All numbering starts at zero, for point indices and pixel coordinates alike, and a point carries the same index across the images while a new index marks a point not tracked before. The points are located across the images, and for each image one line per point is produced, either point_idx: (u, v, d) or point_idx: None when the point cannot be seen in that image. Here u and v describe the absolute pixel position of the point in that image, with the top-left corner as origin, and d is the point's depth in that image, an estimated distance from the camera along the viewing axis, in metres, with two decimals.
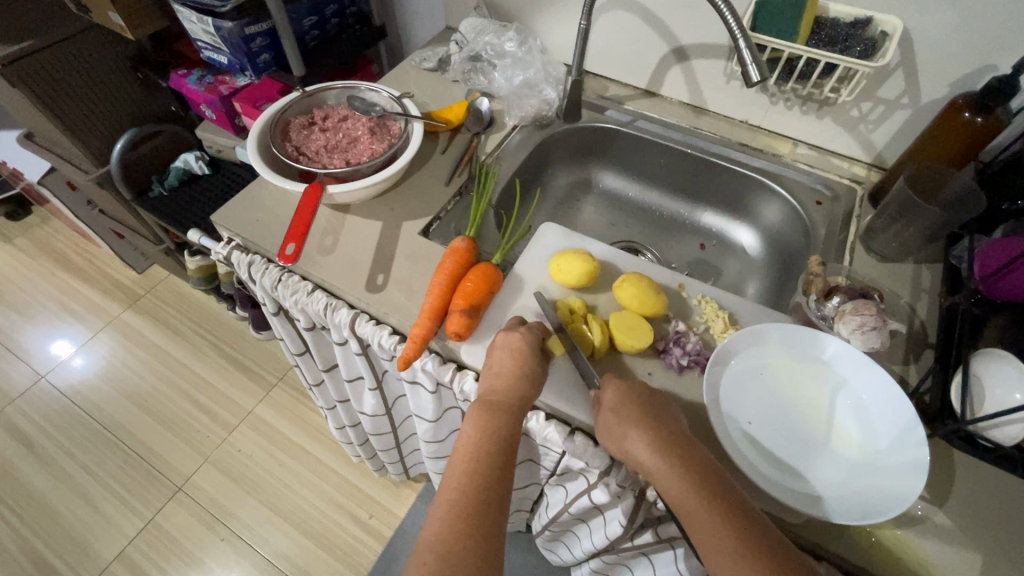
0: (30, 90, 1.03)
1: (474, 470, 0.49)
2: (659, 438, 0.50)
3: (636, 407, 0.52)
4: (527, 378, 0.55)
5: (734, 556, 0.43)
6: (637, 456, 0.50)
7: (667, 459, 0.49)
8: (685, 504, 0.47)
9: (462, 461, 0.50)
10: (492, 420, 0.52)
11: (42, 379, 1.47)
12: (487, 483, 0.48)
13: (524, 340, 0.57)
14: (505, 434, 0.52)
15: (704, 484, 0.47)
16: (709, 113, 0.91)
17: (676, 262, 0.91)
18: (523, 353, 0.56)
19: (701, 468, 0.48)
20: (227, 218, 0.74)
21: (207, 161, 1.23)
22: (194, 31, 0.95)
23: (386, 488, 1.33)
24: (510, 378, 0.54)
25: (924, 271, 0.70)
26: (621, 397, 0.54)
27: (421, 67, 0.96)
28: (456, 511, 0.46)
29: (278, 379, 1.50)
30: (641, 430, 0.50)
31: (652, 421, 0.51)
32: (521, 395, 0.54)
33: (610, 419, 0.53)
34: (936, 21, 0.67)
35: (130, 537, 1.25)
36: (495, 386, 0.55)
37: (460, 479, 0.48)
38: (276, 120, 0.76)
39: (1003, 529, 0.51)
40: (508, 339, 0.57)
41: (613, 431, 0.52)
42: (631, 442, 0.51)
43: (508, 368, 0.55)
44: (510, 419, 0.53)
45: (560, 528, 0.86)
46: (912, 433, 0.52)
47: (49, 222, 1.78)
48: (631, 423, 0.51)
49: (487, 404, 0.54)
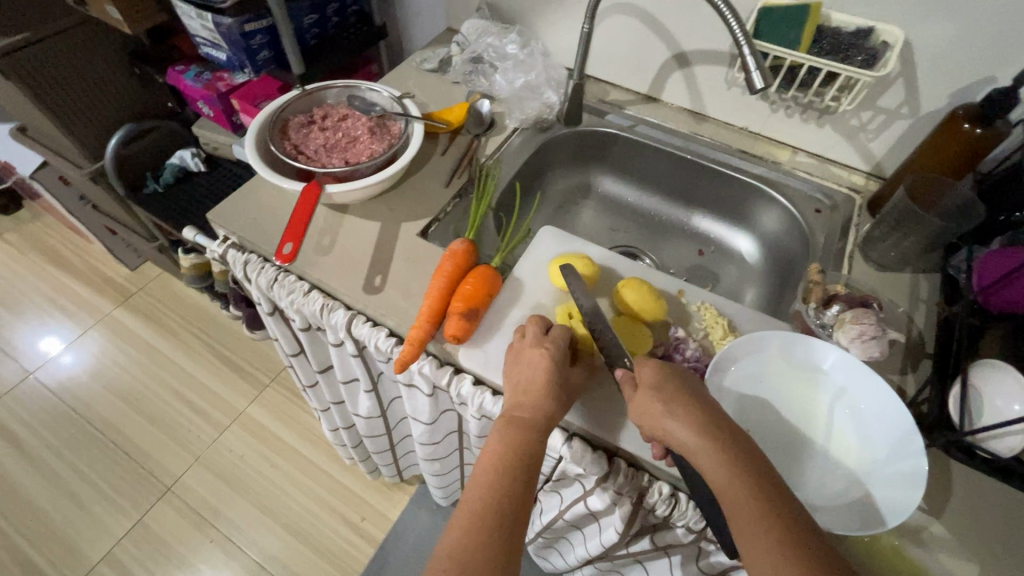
0: (23, 83, 1.02)
1: (498, 484, 0.48)
2: (704, 422, 0.48)
3: (677, 388, 0.51)
4: (554, 395, 0.53)
5: (778, 548, 0.41)
6: (676, 436, 0.48)
7: (712, 443, 0.47)
8: (731, 491, 0.44)
9: (486, 474, 0.49)
10: (520, 435, 0.51)
11: (30, 376, 1.45)
12: (511, 500, 0.48)
13: (551, 358, 0.54)
14: (532, 450, 0.51)
15: (747, 470, 0.45)
16: (710, 119, 0.91)
17: (675, 267, 0.91)
18: (551, 371, 0.54)
19: (744, 454, 0.46)
20: (223, 215, 0.73)
21: (203, 158, 1.22)
22: (193, 27, 0.94)
23: (378, 491, 1.32)
24: (540, 395, 0.53)
25: (922, 281, 0.70)
26: (661, 376, 0.52)
27: (422, 68, 0.95)
28: (477, 524, 0.46)
29: (271, 379, 1.48)
30: (686, 411, 0.49)
31: (697, 405, 0.49)
32: (549, 413, 0.52)
33: (649, 396, 0.51)
34: (937, 33, 0.67)
35: (117, 537, 1.23)
36: (526, 401, 0.53)
37: (483, 491, 0.48)
38: (274, 118, 0.75)
39: (999, 540, 0.51)
40: (536, 356, 0.55)
41: (652, 408, 0.50)
42: (672, 420, 0.48)
43: (536, 385, 0.53)
44: (536, 437, 0.51)
45: (553, 534, 0.85)
46: (909, 442, 0.51)
47: (40, 217, 1.76)
48: (674, 402, 0.49)
49: (514, 419, 0.52)
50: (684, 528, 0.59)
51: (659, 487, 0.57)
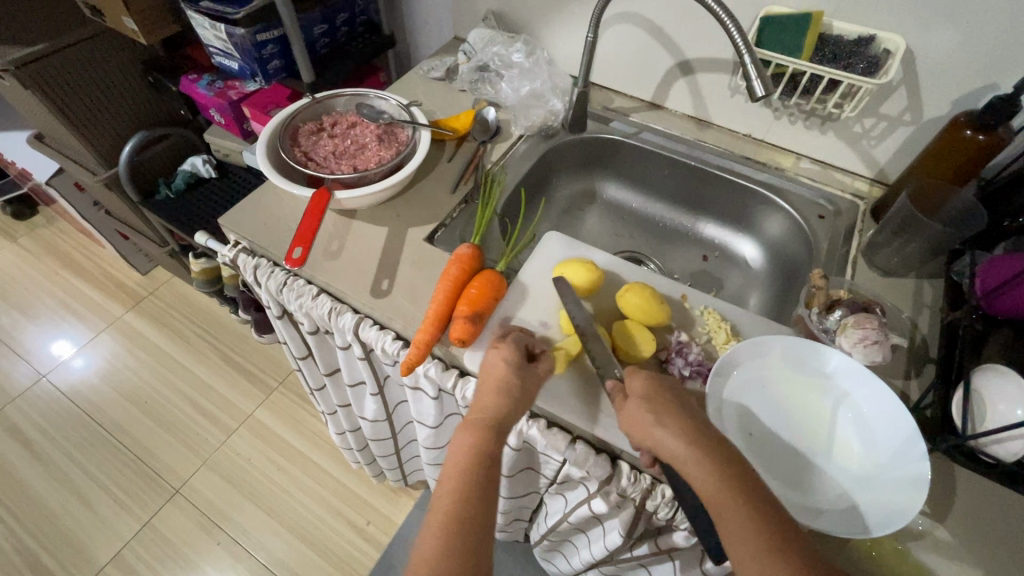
0: (41, 92, 1.05)
1: (463, 488, 0.49)
2: (693, 431, 0.49)
3: (665, 399, 0.51)
4: (509, 394, 0.54)
5: (766, 554, 0.42)
6: (665, 448, 0.48)
7: (700, 452, 0.47)
8: (719, 499, 0.45)
9: (450, 482, 0.50)
10: (477, 439, 0.52)
11: (42, 378, 1.47)
12: (475, 504, 0.48)
13: (507, 360, 0.56)
14: (492, 453, 0.51)
15: (735, 477, 0.46)
16: (714, 126, 0.92)
17: (678, 272, 0.92)
18: (507, 372, 0.55)
19: (732, 462, 0.47)
20: (235, 220, 0.74)
21: (214, 165, 1.24)
22: (207, 37, 0.96)
23: (384, 495, 1.33)
24: (495, 396, 0.54)
25: (925, 286, 0.70)
26: (651, 387, 0.53)
27: (429, 76, 0.97)
28: (445, 532, 0.47)
29: (279, 383, 1.50)
30: (676, 421, 0.49)
31: (685, 414, 0.50)
32: (506, 414, 0.53)
33: (639, 407, 0.51)
34: (938, 41, 0.68)
35: (126, 539, 1.24)
36: (483, 404, 0.54)
37: (450, 499, 0.49)
38: (285, 125, 0.77)
39: (1004, 547, 0.51)
40: (491, 359, 0.57)
41: (641, 418, 0.50)
42: (661, 431, 0.49)
43: (490, 387, 0.55)
44: (493, 438, 0.52)
45: (557, 537, 0.86)
46: (913, 447, 0.52)
47: (55, 222, 1.80)
48: (663, 414, 0.50)
49: (472, 422, 0.53)
50: (687, 531, 0.60)
51: (662, 489, 0.58)
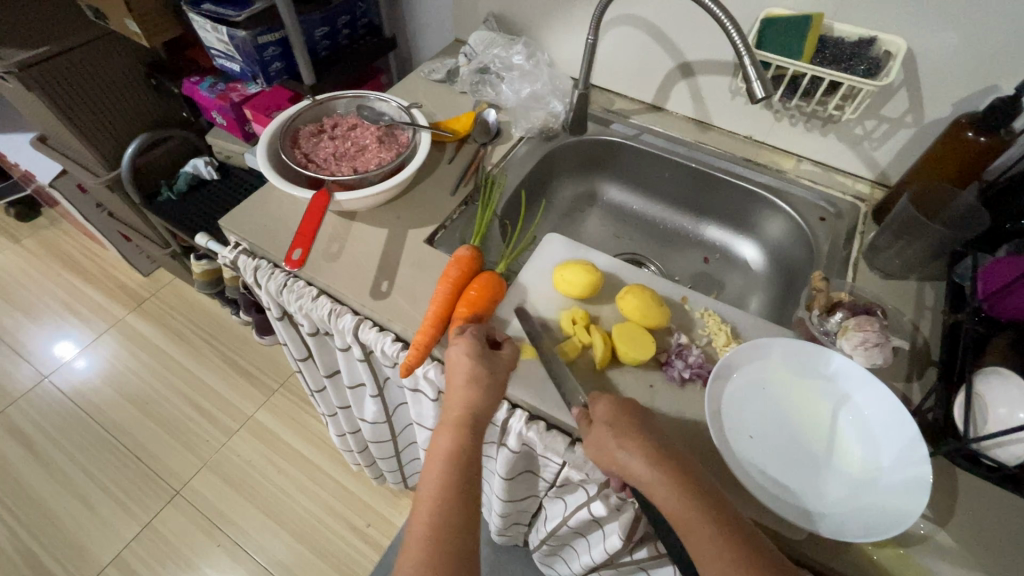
0: (45, 94, 1.05)
1: (443, 491, 0.50)
2: (654, 452, 0.49)
3: (626, 419, 0.52)
4: (479, 386, 0.54)
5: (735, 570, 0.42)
6: (630, 471, 0.49)
7: (664, 472, 0.48)
8: (684, 519, 0.46)
9: (433, 484, 0.50)
10: (453, 439, 0.53)
11: (45, 379, 1.48)
12: (458, 505, 0.49)
13: (468, 352, 0.56)
14: (470, 450, 0.53)
15: (699, 494, 0.47)
16: (714, 128, 0.92)
17: (679, 275, 0.92)
18: (470, 363, 0.55)
19: (696, 481, 0.48)
20: (235, 222, 0.74)
21: (216, 167, 1.25)
22: (208, 40, 0.96)
23: (385, 497, 1.33)
24: (465, 391, 0.54)
25: (927, 289, 0.70)
26: (614, 409, 0.52)
27: (430, 78, 0.97)
28: (429, 536, 0.47)
29: (280, 385, 1.50)
30: (636, 443, 0.50)
31: (647, 435, 0.51)
32: (479, 408, 0.54)
33: (603, 429, 0.51)
34: (940, 42, 0.67)
35: (126, 540, 1.24)
36: (454, 401, 0.54)
37: (433, 503, 0.49)
38: (286, 127, 0.77)
39: (1006, 552, 0.50)
40: (453, 355, 0.57)
41: (604, 442, 0.51)
42: (625, 453, 0.49)
43: (459, 382, 0.55)
44: (468, 434, 0.53)
45: (557, 541, 0.85)
46: (913, 451, 0.52)
47: (58, 224, 1.80)
48: (625, 435, 0.50)
49: (446, 423, 0.54)
50: None
51: None
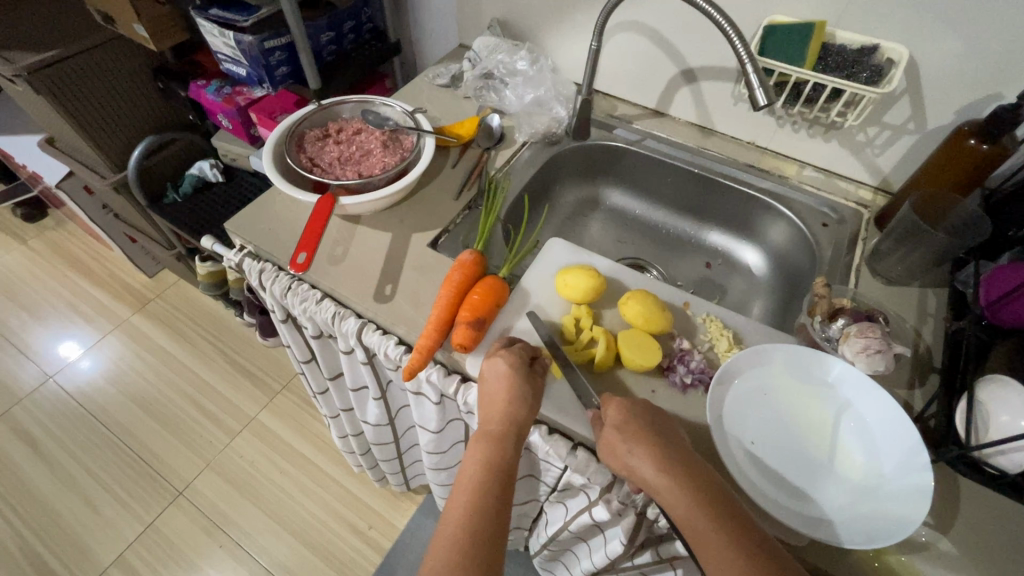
0: (53, 97, 1.06)
1: (474, 499, 0.50)
2: (665, 458, 0.49)
3: (638, 425, 0.52)
4: (520, 401, 0.55)
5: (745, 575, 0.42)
6: (643, 476, 0.49)
7: (673, 478, 0.48)
8: (694, 525, 0.46)
9: (464, 494, 0.51)
10: (490, 450, 0.53)
11: (49, 379, 1.48)
12: (488, 514, 0.49)
13: (509, 366, 0.56)
14: (503, 462, 0.53)
15: (710, 500, 0.47)
16: (717, 134, 0.92)
17: (681, 279, 0.92)
18: (513, 378, 0.55)
19: (707, 486, 0.48)
20: (241, 225, 0.75)
21: (221, 169, 1.25)
22: (215, 44, 0.97)
23: (386, 499, 1.33)
24: (505, 405, 0.54)
25: (929, 296, 0.70)
26: (625, 413, 0.53)
27: (434, 83, 0.98)
28: (458, 543, 0.47)
29: (282, 387, 1.51)
30: (646, 448, 0.50)
31: (660, 441, 0.51)
32: (518, 422, 0.54)
33: (614, 435, 0.52)
34: (941, 51, 0.68)
35: (129, 541, 1.24)
36: (494, 415, 0.55)
37: (463, 512, 0.49)
38: (291, 132, 0.78)
39: (1009, 561, 0.50)
40: (495, 367, 0.57)
41: (616, 447, 0.51)
42: (636, 458, 0.50)
43: (499, 397, 0.55)
44: (507, 449, 0.53)
45: (559, 545, 0.85)
46: (916, 458, 0.52)
47: (64, 225, 1.81)
48: (636, 441, 0.51)
49: (482, 435, 0.54)
50: None
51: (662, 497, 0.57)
